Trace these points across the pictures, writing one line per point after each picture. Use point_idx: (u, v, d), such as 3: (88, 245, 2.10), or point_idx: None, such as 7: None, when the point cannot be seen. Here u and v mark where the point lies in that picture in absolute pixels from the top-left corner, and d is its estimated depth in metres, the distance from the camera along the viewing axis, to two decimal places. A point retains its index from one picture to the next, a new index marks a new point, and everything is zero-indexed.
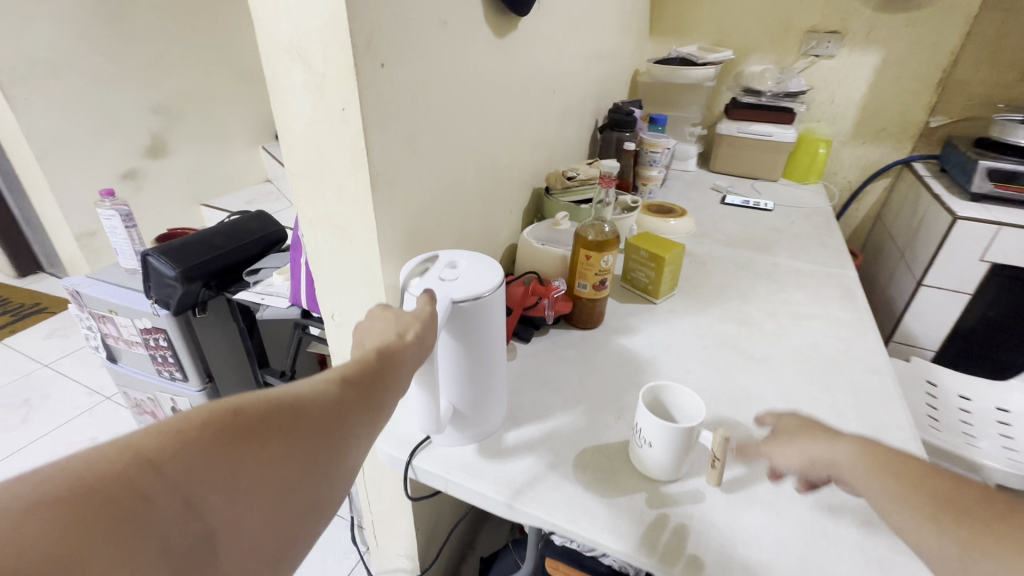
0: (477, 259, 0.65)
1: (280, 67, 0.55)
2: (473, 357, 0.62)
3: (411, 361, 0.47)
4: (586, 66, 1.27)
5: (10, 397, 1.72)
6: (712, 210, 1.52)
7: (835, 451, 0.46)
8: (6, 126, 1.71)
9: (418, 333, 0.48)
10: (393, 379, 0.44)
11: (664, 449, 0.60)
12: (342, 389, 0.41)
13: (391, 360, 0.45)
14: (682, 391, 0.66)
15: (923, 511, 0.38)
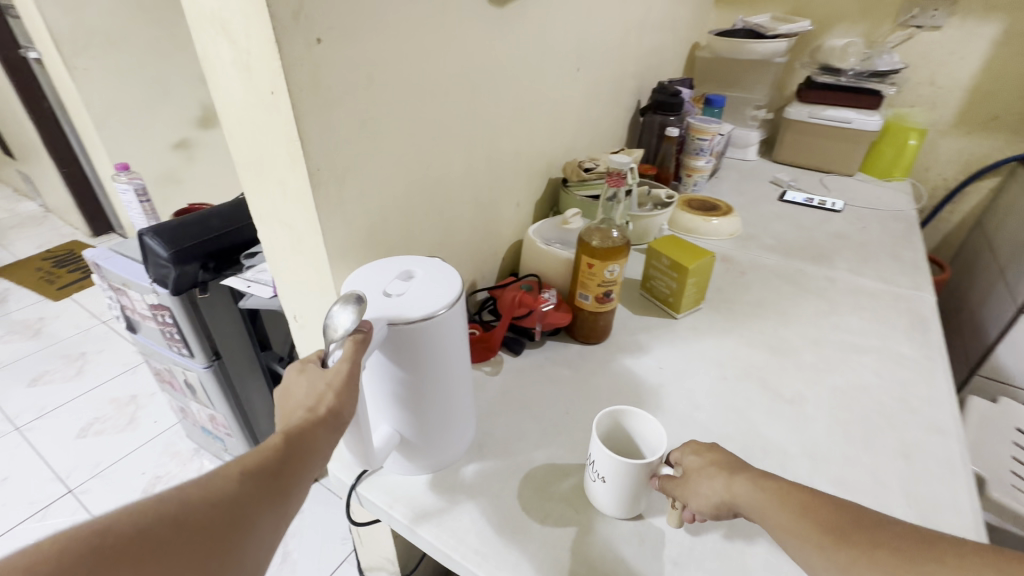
0: (440, 268, 0.57)
1: (208, 42, 0.48)
2: (421, 383, 0.54)
3: (326, 440, 0.42)
4: (624, 39, 1.11)
5: (70, 349, 1.87)
6: (766, 208, 1.33)
7: (763, 492, 0.45)
8: (69, 95, 1.79)
9: (334, 403, 0.43)
10: (301, 465, 0.40)
11: (617, 486, 0.53)
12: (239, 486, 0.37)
13: (298, 444, 0.41)
14: (640, 415, 0.60)
15: (809, 539, 0.39)
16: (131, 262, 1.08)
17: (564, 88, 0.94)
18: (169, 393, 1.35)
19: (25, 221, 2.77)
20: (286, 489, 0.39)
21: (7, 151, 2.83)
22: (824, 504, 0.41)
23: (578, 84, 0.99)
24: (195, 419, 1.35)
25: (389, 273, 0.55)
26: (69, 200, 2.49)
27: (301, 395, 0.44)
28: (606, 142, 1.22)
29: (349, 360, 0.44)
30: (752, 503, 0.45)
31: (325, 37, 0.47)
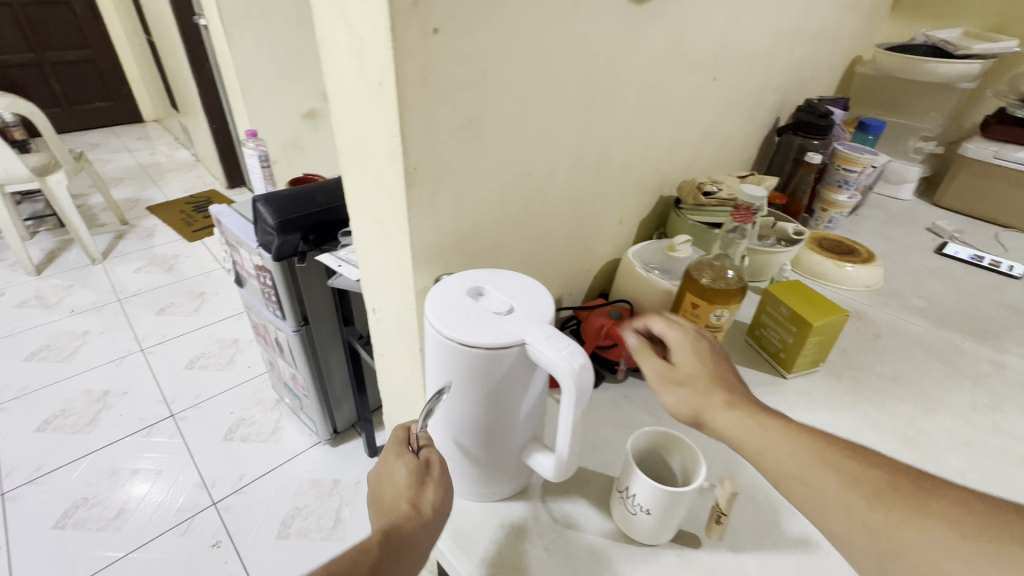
0: (503, 273, 0.53)
1: (326, 24, 0.46)
2: (491, 408, 0.49)
3: (423, 537, 0.43)
4: (775, 47, 0.98)
5: (194, 287, 2.09)
6: (918, 261, 1.12)
7: (801, 442, 0.42)
8: (224, 60, 1.97)
9: (430, 501, 0.46)
10: (396, 566, 0.41)
11: (665, 513, 0.49)
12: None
13: (395, 540, 0.42)
14: (665, 432, 0.54)
15: (875, 500, 0.36)
16: (247, 223, 1.16)
17: (695, 99, 0.84)
18: (263, 346, 1.45)
19: (179, 167, 3.16)
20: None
21: (174, 105, 3.23)
22: (868, 463, 0.39)
23: (712, 95, 0.88)
24: (280, 374, 1.44)
25: (464, 297, 0.49)
26: (214, 153, 2.79)
27: (394, 492, 0.46)
28: (732, 162, 1.09)
29: (446, 454, 0.50)
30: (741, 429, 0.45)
31: (443, 27, 0.42)
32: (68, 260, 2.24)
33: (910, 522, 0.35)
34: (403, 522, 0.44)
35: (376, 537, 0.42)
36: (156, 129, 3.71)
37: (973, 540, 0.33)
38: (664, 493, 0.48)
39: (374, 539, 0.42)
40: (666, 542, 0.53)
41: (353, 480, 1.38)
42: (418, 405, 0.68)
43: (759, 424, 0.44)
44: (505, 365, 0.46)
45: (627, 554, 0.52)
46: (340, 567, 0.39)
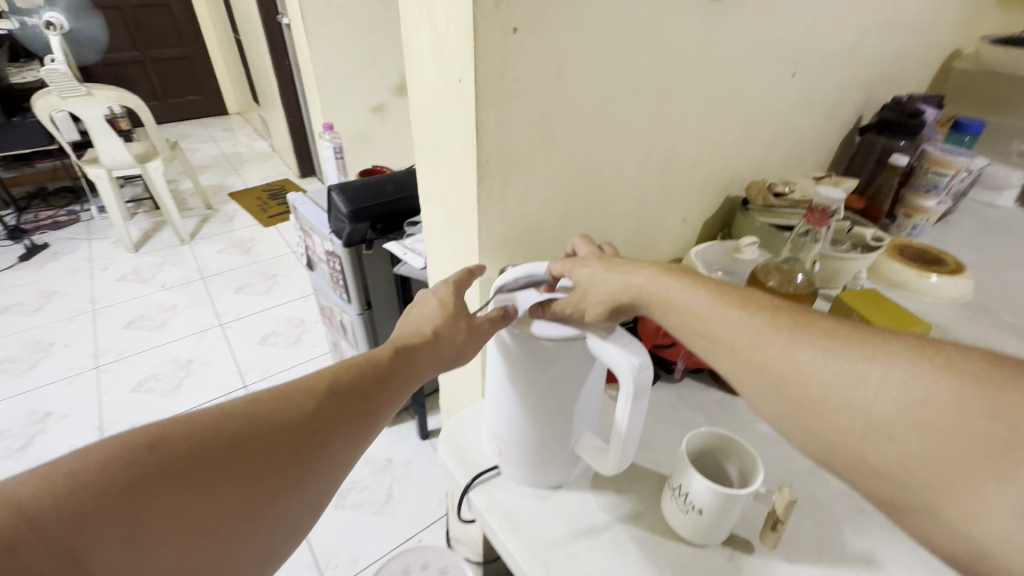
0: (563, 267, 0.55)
1: (412, 24, 0.49)
2: (546, 399, 0.51)
3: (430, 358, 0.47)
4: (860, 42, 0.92)
5: (267, 269, 2.24)
6: (1015, 275, 1.02)
7: (756, 306, 0.37)
8: (303, 57, 2.09)
9: (454, 336, 0.49)
10: (402, 375, 0.45)
11: (718, 514, 0.49)
12: (360, 382, 0.42)
13: (404, 356, 0.46)
14: (721, 433, 0.53)
15: (830, 352, 0.32)
16: (320, 211, 1.24)
17: (770, 96, 0.81)
18: (327, 327, 1.54)
19: (257, 158, 3.38)
20: (388, 393, 0.43)
21: (255, 99, 3.46)
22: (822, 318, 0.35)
23: (788, 92, 0.85)
24: (342, 355, 1.52)
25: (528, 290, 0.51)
26: (289, 145, 2.97)
27: (421, 324, 0.50)
28: (806, 162, 1.04)
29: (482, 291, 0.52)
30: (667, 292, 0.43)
31: (522, 26, 0.44)
32: (160, 239, 2.47)
33: (846, 358, 0.32)
34: (417, 344, 0.47)
35: (391, 353, 0.45)
36: (238, 122, 3.99)
37: (937, 376, 0.29)
38: (719, 495, 0.47)
39: (387, 353, 0.45)
40: (717, 544, 0.52)
41: (405, 460, 1.45)
42: (475, 391, 0.71)
43: (693, 287, 0.41)
44: (564, 357, 0.47)
45: (677, 552, 0.52)
46: (354, 367, 0.43)
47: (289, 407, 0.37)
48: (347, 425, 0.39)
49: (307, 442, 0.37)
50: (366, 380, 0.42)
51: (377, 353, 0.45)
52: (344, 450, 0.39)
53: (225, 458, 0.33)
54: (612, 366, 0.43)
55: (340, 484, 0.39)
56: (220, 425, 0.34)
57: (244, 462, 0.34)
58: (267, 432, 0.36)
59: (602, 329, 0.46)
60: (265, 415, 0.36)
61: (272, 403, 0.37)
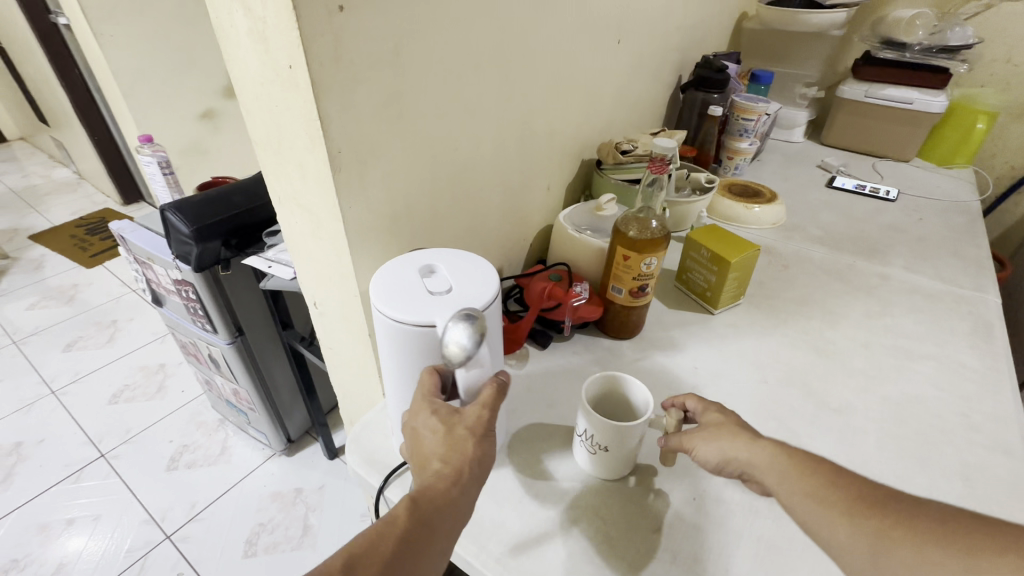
0: (462, 255, 0.53)
1: (221, 9, 0.44)
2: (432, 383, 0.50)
3: (458, 499, 0.41)
4: (670, 7, 1.03)
5: (103, 316, 1.91)
6: (814, 196, 1.24)
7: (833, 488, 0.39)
8: (97, 63, 1.74)
9: (472, 458, 0.42)
10: (430, 529, 0.39)
11: (620, 447, 0.54)
12: (377, 559, 0.36)
13: (427, 511, 0.39)
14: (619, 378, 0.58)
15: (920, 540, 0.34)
16: (157, 237, 1.08)
17: (604, 61, 0.87)
18: (194, 366, 1.37)
19: (60, 189, 2.82)
20: (412, 561, 0.38)
21: (43, 119, 2.87)
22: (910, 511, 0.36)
23: (619, 57, 0.92)
24: (220, 392, 1.36)
25: (412, 273, 0.50)
26: (101, 168, 2.52)
27: (429, 450, 0.42)
28: (645, 120, 1.15)
29: (484, 403, 0.43)
30: (773, 471, 0.42)
31: (349, 4, 0.42)
32: None
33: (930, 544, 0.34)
34: (435, 485, 0.40)
35: (410, 502, 0.39)
36: (22, 148, 3.29)
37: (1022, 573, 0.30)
38: (616, 428, 0.52)
39: (406, 506, 0.39)
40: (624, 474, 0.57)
41: (316, 485, 1.36)
42: (374, 392, 0.68)
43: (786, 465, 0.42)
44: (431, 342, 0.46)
45: (596, 493, 0.56)
46: (370, 541, 0.37)
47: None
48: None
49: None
50: (384, 556, 0.37)
51: (395, 512, 0.39)
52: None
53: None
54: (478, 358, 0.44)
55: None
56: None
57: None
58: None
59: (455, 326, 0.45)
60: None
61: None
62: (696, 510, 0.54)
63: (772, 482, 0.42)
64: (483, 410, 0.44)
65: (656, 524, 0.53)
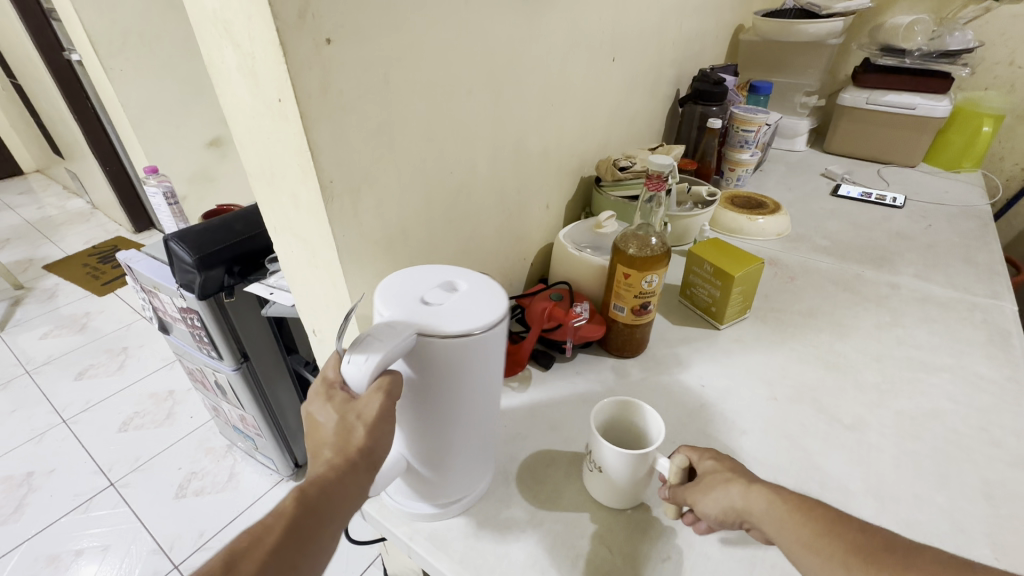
0: (491, 286, 0.49)
1: (212, 47, 0.44)
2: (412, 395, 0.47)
3: (350, 485, 0.39)
4: (663, 23, 1.03)
5: (114, 344, 1.93)
6: (818, 205, 1.23)
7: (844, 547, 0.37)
8: (107, 96, 1.78)
9: (363, 444, 0.40)
10: (319, 518, 0.38)
11: (623, 476, 0.52)
12: (257, 554, 0.35)
13: (312, 497, 0.38)
14: (643, 414, 0.56)
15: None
16: (163, 265, 1.09)
17: (598, 79, 0.87)
18: (202, 392, 1.37)
19: (74, 219, 2.88)
20: (298, 553, 0.36)
21: (58, 152, 2.95)
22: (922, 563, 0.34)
23: (614, 75, 0.92)
24: (227, 418, 1.36)
25: (433, 282, 0.48)
26: (113, 197, 2.57)
27: (324, 435, 0.41)
28: (643, 135, 1.15)
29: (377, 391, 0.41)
30: (770, 521, 0.41)
31: (336, 36, 0.43)
32: None
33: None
34: (323, 474, 0.39)
35: (299, 494, 0.38)
36: (39, 180, 3.38)
37: None
38: (621, 456, 0.51)
39: (293, 497, 0.38)
40: (636, 506, 0.55)
41: None
42: None
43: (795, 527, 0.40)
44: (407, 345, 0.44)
45: (602, 520, 0.54)
46: (250, 539, 0.35)
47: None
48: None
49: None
50: (266, 550, 0.35)
51: (278, 508, 0.37)
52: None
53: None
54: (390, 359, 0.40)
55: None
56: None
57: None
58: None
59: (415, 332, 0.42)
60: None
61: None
62: (706, 537, 0.53)
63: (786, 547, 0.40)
64: (375, 396, 0.41)
65: (665, 553, 0.51)
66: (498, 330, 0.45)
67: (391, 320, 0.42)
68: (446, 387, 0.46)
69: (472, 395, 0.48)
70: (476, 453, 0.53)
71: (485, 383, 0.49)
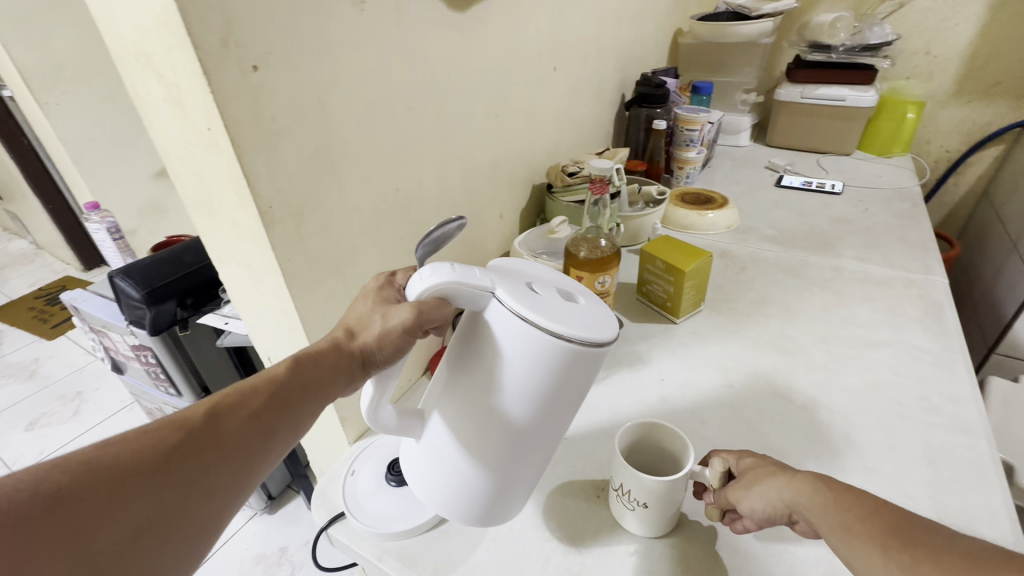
0: (602, 316, 0.43)
1: (136, 79, 0.44)
2: (459, 381, 0.44)
3: (347, 372, 0.42)
4: (602, 31, 1.06)
5: (66, 390, 1.83)
6: (764, 196, 1.28)
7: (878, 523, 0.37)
8: (43, 132, 1.71)
9: (372, 342, 0.42)
10: (317, 388, 0.41)
11: (660, 505, 0.51)
12: (247, 411, 0.37)
13: (310, 369, 0.41)
14: (665, 431, 0.56)
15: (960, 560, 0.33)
16: (111, 303, 1.05)
17: (542, 88, 0.90)
18: None
19: (16, 261, 2.73)
20: (282, 420, 0.39)
21: None
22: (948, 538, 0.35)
23: (557, 83, 0.94)
24: None
25: (545, 283, 0.46)
26: (58, 236, 2.46)
27: (353, 318, 0.45)
28: (592, 140, 1.18)
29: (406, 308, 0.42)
30: (812, 507, 0.41)
31: (262, 63, 0.43)
32: None
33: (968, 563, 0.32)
34: (329, 353, 0.42)
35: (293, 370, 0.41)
36: None
37: None
38: (660, 485, 0.49)
39: (288, 371, 0.40)
40: (667, 530, 0.54)
41: (302, 542, 1.30)
42: (340, 443, 0.66)
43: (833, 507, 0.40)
44: (478, 317, 0.42)
45: (570, 523, 0.55)
46: (241, 394, 0.38)
47: (141, 454, 0.33)
48: (223, 459, 0.36)
49: (174, 499, 0.33)
50: (255, 407, 0.38)
51: (272, 373, 0.40)
52: (205, 514, 0.34)
53: (55, 524, 0.29)
54: (453, 291, 0.40)
55: (208, 540, 0.35)
56: (57, 480, 0.30)
57: (84, 535, 0.29)
58: (118, 508, 0.31)
59: (486, 299, 0.41)
60: (117, 464, 0.32)
61: (132, 452, 0.32)
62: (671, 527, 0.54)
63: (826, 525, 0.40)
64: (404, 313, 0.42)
65: (630, 547, 0.53)
66: (573, 350, 0.39)
67: (482, 269, 0.42)
68: (500, 375, 0.41)
69: (521, 408, 0.42)
70: (519, 478, 0.47)
71: (544, 407, 0.42)
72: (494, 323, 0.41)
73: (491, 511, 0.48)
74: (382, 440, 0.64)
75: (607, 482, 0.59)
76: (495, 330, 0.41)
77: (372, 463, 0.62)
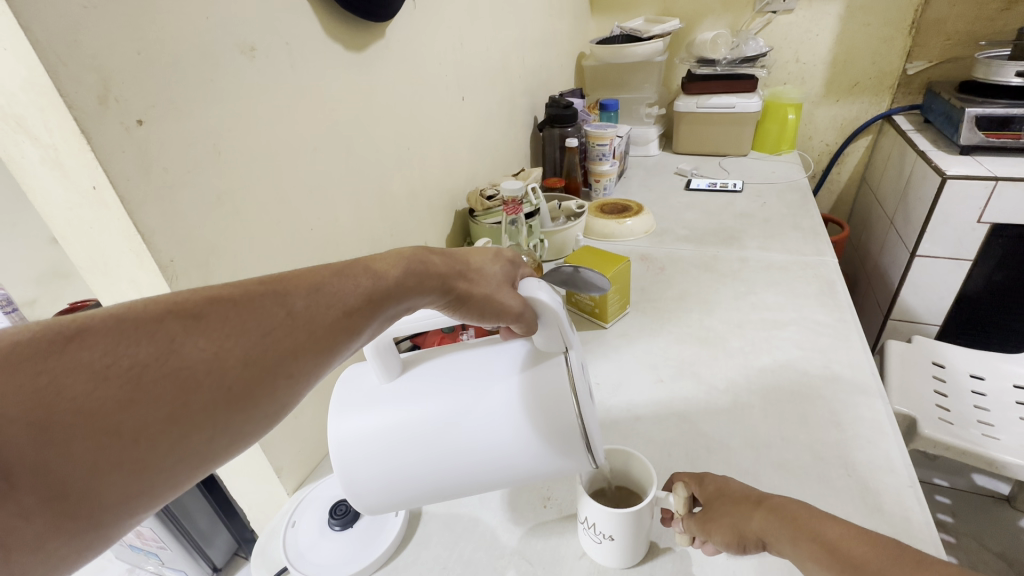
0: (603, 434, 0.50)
1: (10, 144, 0.42)
2: (468, 381, 0.44)
3: (433, 294, 0.41)
4: (505, 59, 1.12)
5: None
6: (676, 200, 1.37)
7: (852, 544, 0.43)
8: None
9: (480, 292, 0.43)
10: (406, 297, 0.39)
11: (627, 537, 0.51)
12: (339, 307, 0.35)
13: (412, 281, 0.39)
14: (632, 458, 0.57)
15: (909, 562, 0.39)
16: None
17: (452, 118, 0.93)
18: None
19: None
20: (372, 322, 0.37)
21: None
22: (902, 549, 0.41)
23: (467, 112, 0.98)
24: None
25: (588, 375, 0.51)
26: None
27: (478, 265, 0.45)
28: (510, 161, 1.22)
29: (517, 299, 0.44)
30: (783, 538, 0.46)
31: (147, 116, 0.42)
32: None
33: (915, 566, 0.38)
34: (434, 276, 0.41)
35: (392, 272, 0.39)
36: None
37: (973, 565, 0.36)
38: (624, 518, 0.50)
39: (388, 272, 0.38)
40: (641, 558, 0.55)
41: None
42: (280, 497, 0.63)
43: (801, 538, 0.45)
44: (539, 362, 0.45)
45: (520, 538, 0.57)
46: (341, 284, 0.36)
47: (237, 318, 0.31)
48: (300, 351, 0.33)
49: (259, 374, 0.32)
50: (349, 300, 0.36)
51: (374, 269, 0.38)
52: (269, 407, 0.33)
53: (141, 343, 0.28)
54: (545, 313, 0.44)
55: (277, 420, 0.34)
56: (160, 322, 0.29)
57: (176, 386, 0.29)
58: (198, 367, 0.29)
59: (562, 350, 0.45)
60: (215, 322, 0.31)
61: (233, 314, 0.31)
62: None
63: (795, 551, 0.45)
64: (516, 302, 0.44)
65: (581, 549, 0.56)
66: (584, 444, 0.44)
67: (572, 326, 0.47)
68: (514, 422, 0.43)
69: (497, 452, 0.44)
70: (444, 492, 0.47)
71: (507, 467, 0.45)
72: (549, 389, 0.43)
73: (381, 504, 0.46)
74: (321, 486, 0.62)
75: (559, 493, 0.61)
76: (544, 393, 0.43)
77: (312, 510, 0.60)
